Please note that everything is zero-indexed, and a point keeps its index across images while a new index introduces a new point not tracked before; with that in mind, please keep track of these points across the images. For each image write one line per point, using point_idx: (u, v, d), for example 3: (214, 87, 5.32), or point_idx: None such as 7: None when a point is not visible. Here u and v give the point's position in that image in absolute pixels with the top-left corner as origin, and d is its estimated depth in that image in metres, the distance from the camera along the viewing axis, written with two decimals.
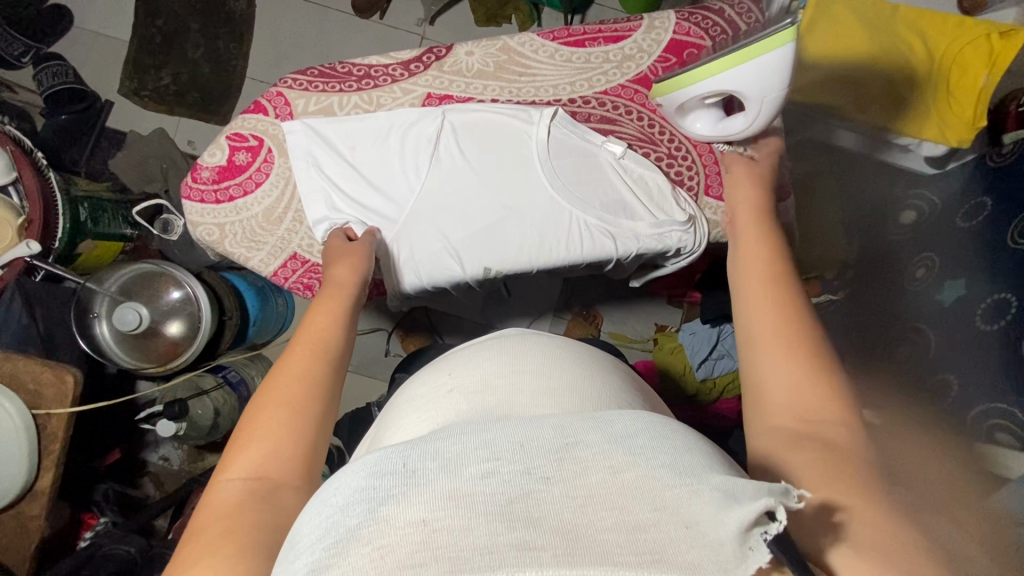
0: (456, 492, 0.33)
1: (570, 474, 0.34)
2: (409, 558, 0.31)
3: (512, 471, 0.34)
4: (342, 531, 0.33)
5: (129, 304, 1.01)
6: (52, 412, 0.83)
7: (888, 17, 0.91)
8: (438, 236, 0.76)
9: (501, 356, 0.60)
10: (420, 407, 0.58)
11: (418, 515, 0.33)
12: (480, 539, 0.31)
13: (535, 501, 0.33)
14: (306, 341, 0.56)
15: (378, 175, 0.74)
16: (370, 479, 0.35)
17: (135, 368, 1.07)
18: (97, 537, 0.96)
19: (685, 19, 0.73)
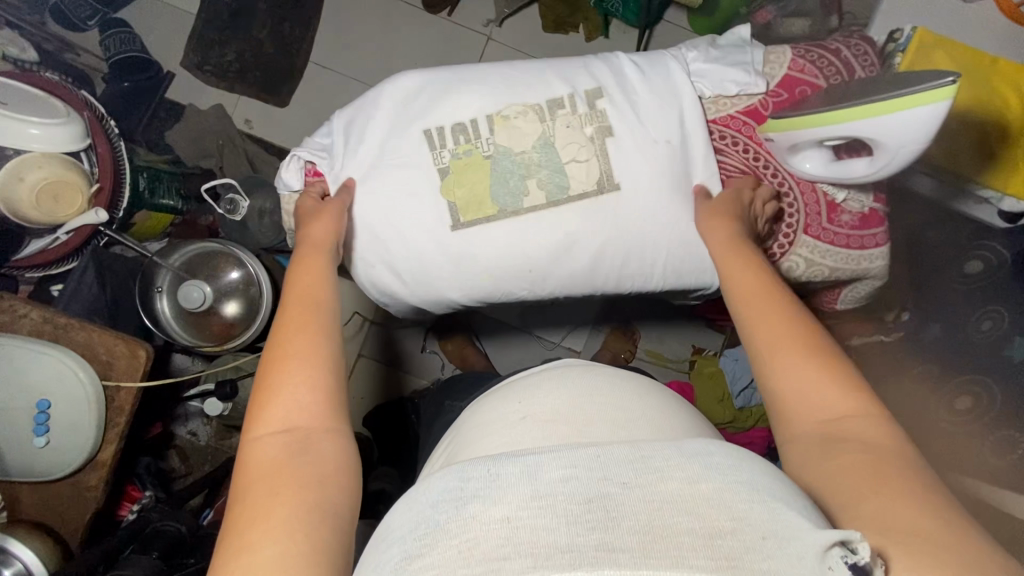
0: (538, 493, 0.36)
1: (647, 481, 0.36)
2: (498, 551, 0.33)
3: (589, 476, 0.37)
4: (433, 524, 0.36)
5: (193, 282, 1.02)
6: (122, 386, 0.83)
7: (984, 68, 0.91)
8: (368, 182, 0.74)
9: (573, 385, 0.59)
10: (496, 431, 0.56)
11: (504, 512, 0.35)
12: (563, 538, 0.33)
13: (611, 503, 0.35)
14: (281, 355, 0.53)
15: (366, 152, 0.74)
16: (458, 479, 0.39)
17: (190, 345, 1.07)
18: (144, 512, 0.96)
19: (801, 56, 0.74)
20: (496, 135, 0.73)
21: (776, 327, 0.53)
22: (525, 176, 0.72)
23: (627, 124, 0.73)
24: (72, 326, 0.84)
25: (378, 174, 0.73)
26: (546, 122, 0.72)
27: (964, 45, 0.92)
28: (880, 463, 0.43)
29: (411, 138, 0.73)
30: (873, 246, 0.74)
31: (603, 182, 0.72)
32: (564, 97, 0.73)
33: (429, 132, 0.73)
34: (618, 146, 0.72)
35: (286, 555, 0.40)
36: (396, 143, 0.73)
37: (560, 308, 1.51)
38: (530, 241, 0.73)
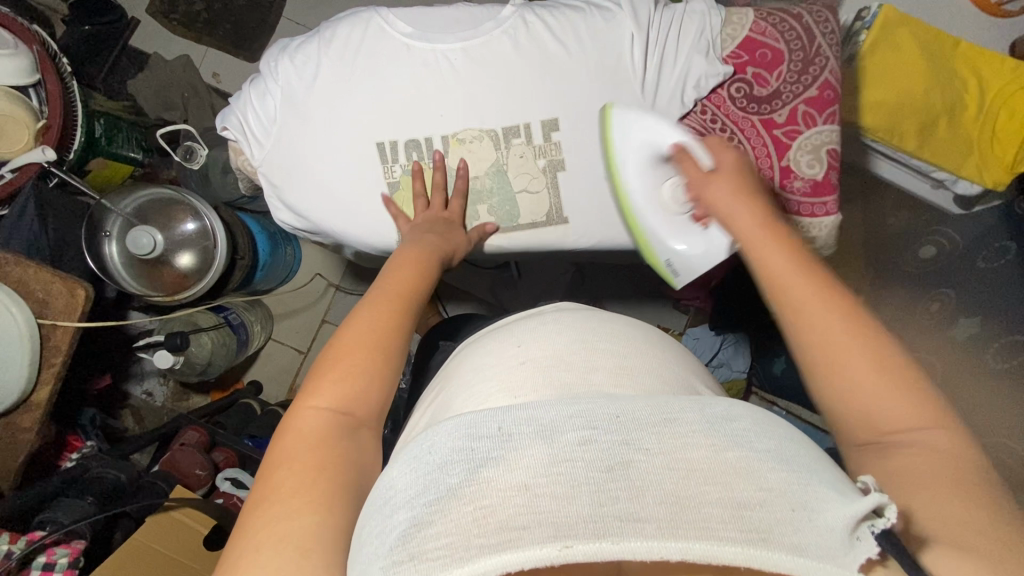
0: (557, 458, 0.35)
1: (670, 449, 0.35)
2: (514, 519, 0.33)
3: (610, 440, 0.36)
4: (444, 488, 0.35)
5: (144, 228, 0.98)
6: (59, 324, 0.81)
7: (947, 51, 0.92)
8: (314, 148, 0.72)
9: (574, 330, 0.60)
10: (491, 372, 0.56)
11: (520, 479, 0.34)
12: (584, 508, 0.32)
13: (634, 471, 0.34)
14: (356, 339, 0.53)
15: (315, 113, 0.71)
16: (468, 440, 0.37)
17: (140, 295, 1.04)
18: (84, 460, 0.94)
19: (764, 18, 0.73)
20: (451, 155, 0.73)
21: (828, 338, 0.45)
22: (476, 203, 0.75)
23: (585, 93, 0.72)
24: (10, 262, 0.81)
25: (341, 142, 0.72)
26: (500, 150, 0.73)
27: (927, 26, 0.93)
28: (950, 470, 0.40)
29: (368, 101, 0.71)
30: (822, 214, 0.74)
31: (552, 215, 0.75)
32: (520, 126, 0.73)
33: (383, 144, 0.72)
34: (569, 180, 0.74)
35: (293, 541, 0.40)
36: (343, 124, 0.71)
37: (529, 280, 1.51)
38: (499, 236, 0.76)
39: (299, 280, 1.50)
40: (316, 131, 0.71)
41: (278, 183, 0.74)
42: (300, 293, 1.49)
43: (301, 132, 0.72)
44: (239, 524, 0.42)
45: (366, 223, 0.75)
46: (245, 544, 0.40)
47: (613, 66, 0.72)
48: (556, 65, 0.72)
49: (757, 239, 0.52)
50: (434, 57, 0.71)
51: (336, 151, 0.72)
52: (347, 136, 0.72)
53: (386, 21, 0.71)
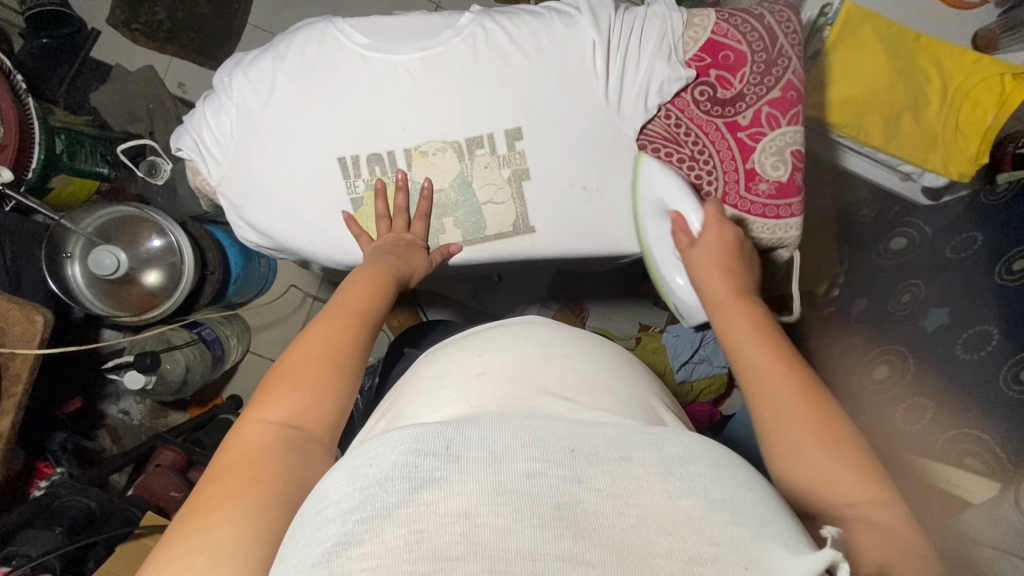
0: (500, 488, 0.35)
1: (625, 491, 0.36)
2: (451, 548, 0.33)
3: (559, 475, 0.36)
4: (383, 505, 0.35)
5: (107, 248, 0.96)
6: (18, 353, 0.78)
7: (911, 46, 0.93)
8: (273, 164, 0.70)
9: (536, 344, 0.59)
10: (446, 381, 0.56)
11: (462, 506, 0.35)
12: (529, 544, 0.33)
13: (580, 510, 0.35)
14: (310, 353, 0.54)
15: (273, 129, 0.70)
16: (412, 456, 0.38)
17: (107, 316, 1.02)
18: (53, 487, 0.91)
19: (725, 20, 0.73)
20: (414, 169, 0.72)
21: (772, 391, 0.48)
22: (441, 216, 0.74)
23: (548, 101, 0.71)
24: None
25: (301, 157, 0.70)
26: (464, 161, 0.72)
27: (890, 21, 0.93)
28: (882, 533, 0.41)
29: (328, 115, 0.70)
30: (788, 215, 0.74)
31: (519, 225, 0.74)
32: (483, 136, 0.72)
33: (344, 160, 0.71)
34: (536, 189, 0.73)
35: (214, 551, 0.40)
36: (302, 139, 0.70)
37: (509, 283, 1.50)
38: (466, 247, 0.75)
39: (275, 291, 1.48)
40: (275, 148, 0.70)
41: (238, 201, 0.72)
42: (277, 305, 1.47)
43: (259, 149, 0.70)
44: (171, 533, 0.42)
45: (328, 238, 0.74)
46: (173, 555, 0.40)
47: (575, 72, 0.71)
48: (518, 73, 0.71)
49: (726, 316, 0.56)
50: (393, 68, 0.70)
51: (296, 168, 0.70)
52: (307, 153, 0.70)
53: (343, 33, 0.70)
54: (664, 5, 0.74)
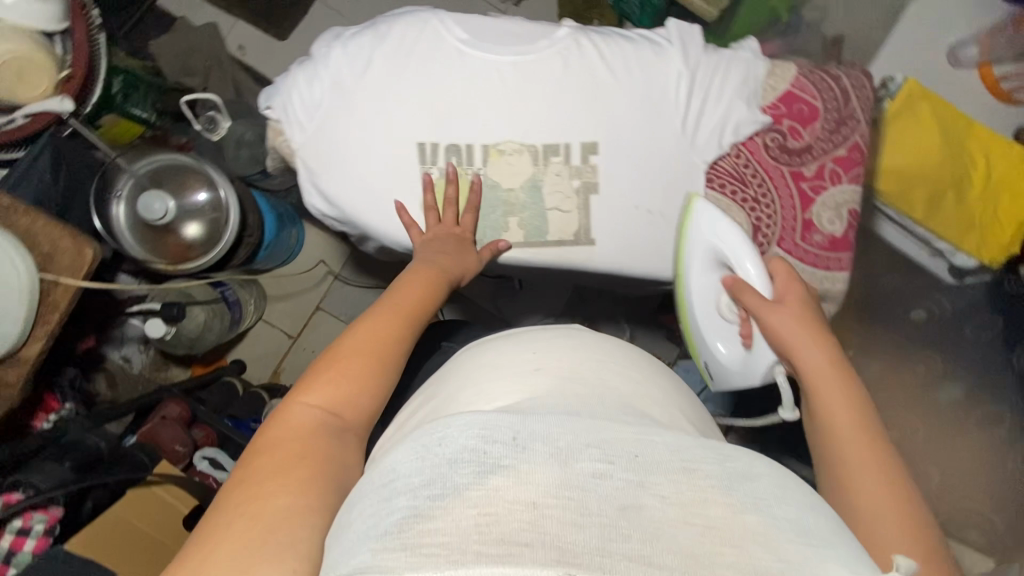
0: (568, 482, 0.36)
1: (688, 499, 0.36)
2: (518, 536, 0.33)
3: (625, 477, 0.36)
4: (451, 485, 0.36)
5: (157, 193, 0.97)
6: (60, 282, 0.78)
7: (962, 130, 0.97)
8: (355, 140, 0.72)
9: (586, 349, 0.59)
10: (502, 377, 0.56)
11: (530, 497, 0.35)
12: (593, 539, 0.33)
13: (646, 512, 0.35)
14: (359, 343, 0.55)
15: (361, 106, 0.71)
16: (481, 441, 0.38)
17: (142, 261, 1.02)
18: (61, 422, 0.90)
19: (805, 75, 0.76)
20: (489, 166, 0.74)
21: (875, 490, 0.48)
22: (506, 214, 0.75)
23: (629, 122, 0.74)
24: (16, 210, 0.79)
25: (383, 136, 0.72)
26: (538, 166, 0.74)
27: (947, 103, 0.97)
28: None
29: (416, 101, 0.72)
30: (837, 269, 0.77)
31: (580, 236, 0.76)
32: (560, 145, 0.74)
33: (423, 146, 0.73)
34: (601, 204, 0.75)
35: (260, 528, 0.40)
36: (387, 120, 0.72)
37: (528, 294, 1.51)
38: (524, 249, 0.76)
39: (297, 264, 1.48)
40: (358, 123, 0.71)
41: (315, 170, 0.73)
42: (297, 278, 1.47)
43: (343, 122, 0.71)
44: (218, 501, 0.43)
45: (393, 220, 0.75)
46: (217, 521, 0.41)
47: (658, 99, 0.74)
48: (604, 91, 0.73)
49: (838, 414, 0.54)
50: (487, 67, 0.72)
51: (375, 146, 0.72)
52: (388, 133, 0.72)
53: (443, 26, 0.72)
54: (749, 52, 0.77)
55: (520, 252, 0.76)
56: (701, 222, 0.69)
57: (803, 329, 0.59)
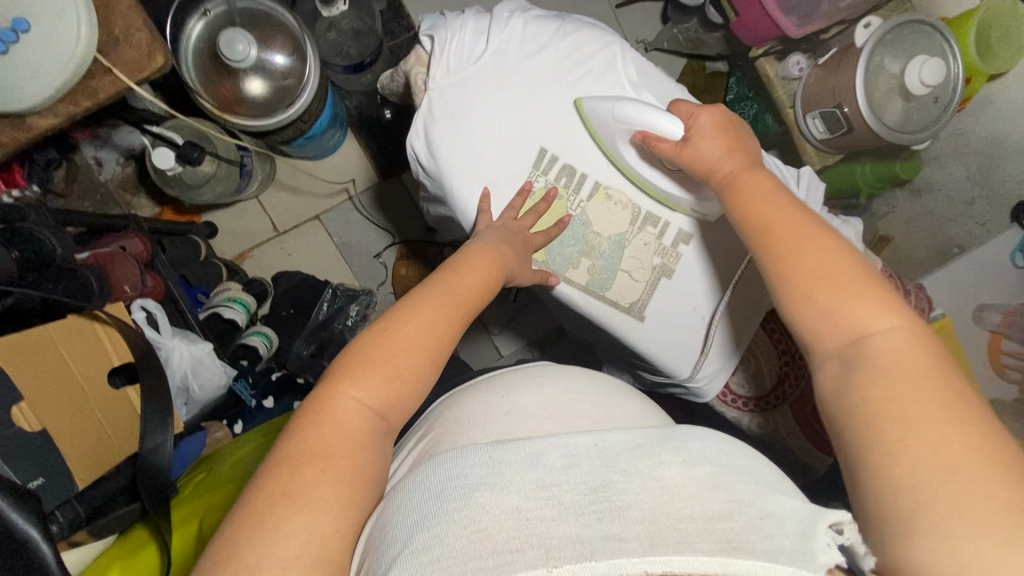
0: (546, 486, 0.40)
1: (645, 470, 0.41)
2: (509, 542, 0.36)
3: (592, 467, 0.41)
4: (442, 511, 0.39)
5: (245, 36, 0.88)
6: (112, 73, 0.70)
7: None
8: (488, 114, 0.69)
9: (570, 377, 0.60)
10: (506, 393, 0.57)
11: (513, 503, 0.39)
12: (574, 528, 0.37)
13: (614, 489, 0.40)
14: (402, 338, 0.51)
15: (510, 87, 0.70)
16: (465, 468, 0.42)
17: (189, 90, 0.93)
18: (22, 204, 0.79)
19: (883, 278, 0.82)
20: (592, 203, 0.73)
21: (856, 369, 0.47)
22: (582, 254, 0.74)
23: (725, 234, 0.76)
24: None
25: (514, 124, 0.70)
26: (633, 227, 0.74)
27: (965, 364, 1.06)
28: (948, 455, 0.40)
29: (561, 111, 0.71)
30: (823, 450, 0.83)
31: (634, 308, 0.75)
32: (661, 220, 0.75)
33: (544, 152, 0.71)
34: (667, 290, 0.76)
35: (301, 542, 0.40)
36: (525, 113, 0.70)
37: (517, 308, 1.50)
38: (580, 294, 0.74)
39: (321, 166, 1.39)
40: (499, 100, 0.70)
41: (433, 116, 0.69)
42: (313, 179, 1.39)
43: (487, 92, 0.69)
44: (254, 521, 0.40)
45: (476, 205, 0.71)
46: (264, 551, 0.39)
47: None
48: None
49: (814, 309, 0.51)
50: None
51: (502, 130, 0.70)
52: (519, 126, 0.70)
53: (622, 58, 0.71)
54: None
55: (576, 294, 0.74)
56: (598, 116, 0.69)
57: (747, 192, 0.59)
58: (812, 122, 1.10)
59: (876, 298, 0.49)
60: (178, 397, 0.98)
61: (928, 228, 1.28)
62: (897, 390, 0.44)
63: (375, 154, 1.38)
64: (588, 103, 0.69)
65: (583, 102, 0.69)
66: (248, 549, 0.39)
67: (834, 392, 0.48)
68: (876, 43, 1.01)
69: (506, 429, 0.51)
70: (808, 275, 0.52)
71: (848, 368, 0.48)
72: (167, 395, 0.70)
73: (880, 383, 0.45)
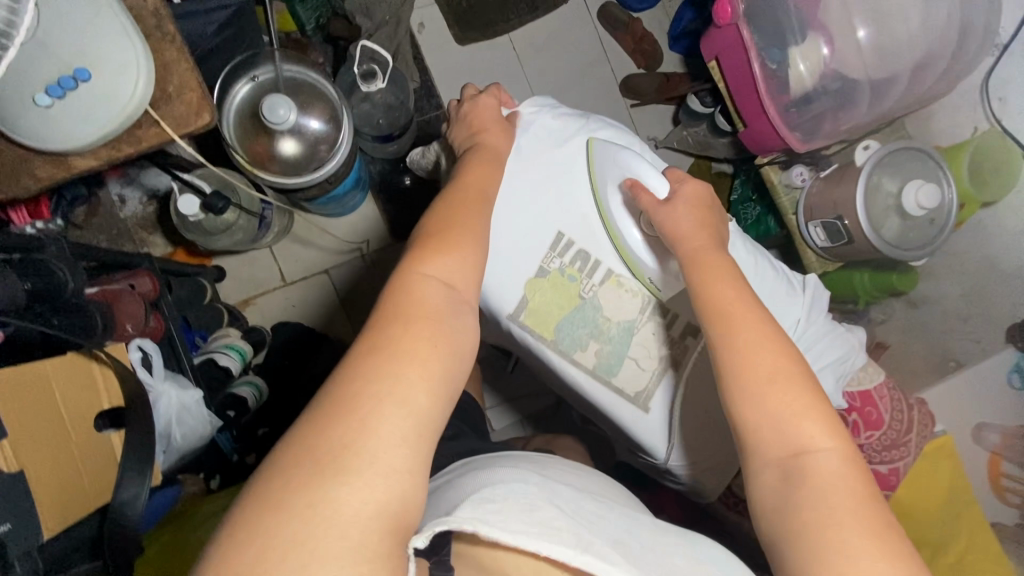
0: (578, 509, 0.49)
1: (638, 554, 0.48)
2: (554, 521, 0.46)
3: (610, 524, 0.50)
4: (507, 487, 0.49)
5: (287, 101, 0.94)
6: (159, 125, 0.73)
7: (965, 506, 1.03)
8: (507, 197, 0.73)
9: (580, 464, 0.64)
10: (543, 455, 0.64)
11: (558, 506, 0.48)
12: (598, 539, 0.47)
13: (622, 543, 0.48)
14: (450, 229, 0.58)
15: (531, 175, 0.74)
16: (523, 477, 0.52)
17: (226, 144, 0.98)
18: (47, 237, 0.81)
19: (887, 388, 0.82)
20: (604, 288, 0.75)
21: (803, 485, 0.52)
22: (592, 336, 0.74)
23: None
24: (170, 40, 0.75)
25: (532, 208, 0.74)
26: (642, 315, 0.75)
27: (965, 481, 1.04)
28: (874, 553, 0.48)
29: (577, 198, 0.75)
30: None
31: (639, 398, 0.75)
32: (671, 311, 0.76)
33: (560, 237, 0.74)
34: (673, 381, 0.75)
35: None
36: (543, 199, 0.74)
37: (513, 379, 1.48)
38: (583, 375, 0.74)
39: (336, 222, 1.42)
40: (522, 184, 0.73)
41: None
42: (327, 234, 1.42)
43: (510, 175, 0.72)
44: None
45: (491, 284, 0.72)
46: None
47: None
48: None
49: (748, 400, 0.56)
50: None
51: (522, 211, 0.73)
52: (536, 211, 0.74)
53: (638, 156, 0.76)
54: (856, 340, 0.81)
55: (579, 377, 0.74)
56: (601, 162, 0.73)
57: (719, 279, 0.62)
58: (814, 230, 1.15)
59: (812, 403, 0.55)
60: (159, 444, 0.94)
61: (926, 338, 1.30)
62: (831, 502, 0.51)
63: (391, 216, 1.42)
64: (597, 141, 0.74)
65: (594, 140, 0.74)
66: (350, 406, 0.45)
67: (773, 501, 0.53)
68: (876, 163, 1.08)
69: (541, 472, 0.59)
70: (744, 370, 0.57)
71: (789, 481, 0.53)
72: (150, 445, 0.68)
73: (818, 504, 0.51)
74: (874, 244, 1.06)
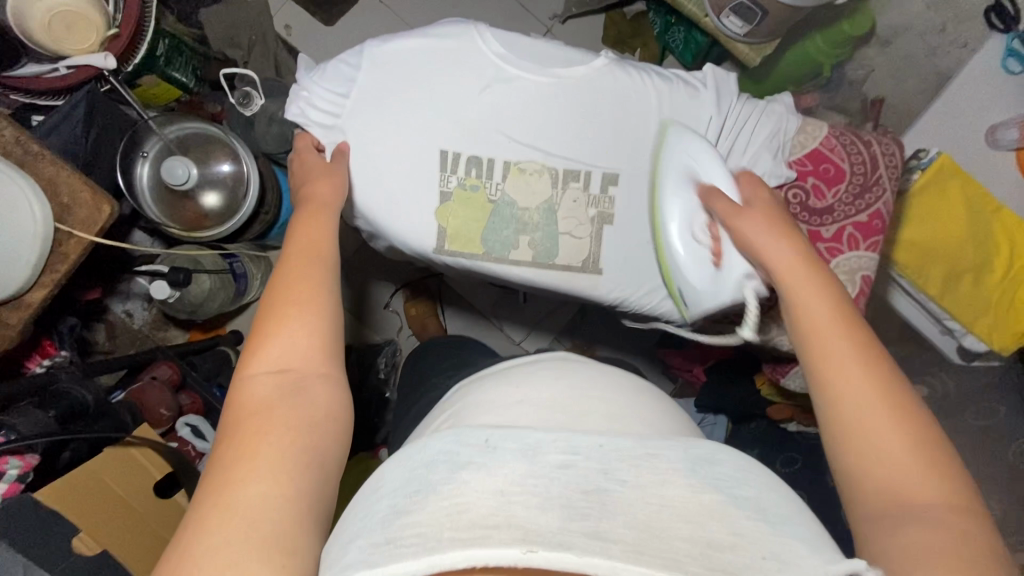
0: (535, 472, 0.36)
1: (647, 483, 0.36)
2: (484, 518, 0.33)
3: (590, 466, 0.37)
4: (424, 484, 0.36)
5: (181, 159, 0.98)
6: (75, 234, 0.80)
7: (989, 213, 0.96)
8: (378, 139, 0.73)
9: (576, 376, 0.50)
10: (519, 381, 0.49)
11: (496, 484, 0.35)
12: (556, 522, 0.33)
13: (606, 495, 0.35)
14: (279, 300, 0.51)
15: (391, 107, 0.73)
16: (455, 445, 0.38)
17: (157, 222, 1.04)
18: (55, 368, 0.92)
19: (836, 137, 0.78)
20: (508, 182, 0.75)
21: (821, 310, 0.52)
22: (519, 231, 0.75)
23: (638, 159, 0.76)
24: (42, 157, 0.80)
25: (407, 139, 0.73)
26: (556, 189, 0.75)
27: (980, 189, 0.97)
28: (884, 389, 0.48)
29: (442, 108, 0.74)
30: None
31: (588, 265, 0.76)
32: (581, 172, 0.75)
33: (446, 154, 0.74)
34: (613, 235, 0.76)
35: None
36: (413, 124, 0.73)
37: (531, 306, 1.51)
38: (525, 270, 0.75)
39: None
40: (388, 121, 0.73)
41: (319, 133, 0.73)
42: None
43: (371, 120, 0.72)
44: None
45: (409, 229, 0.74)
46: None
47: None
48: (631, 129, 0.75)
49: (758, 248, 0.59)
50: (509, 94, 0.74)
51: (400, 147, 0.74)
52: (412, 139, 0.73)
53: (482, 37, 0.74)
54: (782, 107, 0.79)
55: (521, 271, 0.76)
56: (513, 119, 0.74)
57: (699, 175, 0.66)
58: (729, 20, 1.07)
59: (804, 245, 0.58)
60: None
61: (907, 72, 1.19)
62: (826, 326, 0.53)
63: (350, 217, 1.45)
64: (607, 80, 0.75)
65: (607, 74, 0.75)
66: (182, 539, 0.38)
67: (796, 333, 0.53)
68: None
69: (517, 410, 0.45)
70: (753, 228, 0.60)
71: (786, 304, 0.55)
72: None
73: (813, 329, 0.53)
74: (791, 4, 0.97)
